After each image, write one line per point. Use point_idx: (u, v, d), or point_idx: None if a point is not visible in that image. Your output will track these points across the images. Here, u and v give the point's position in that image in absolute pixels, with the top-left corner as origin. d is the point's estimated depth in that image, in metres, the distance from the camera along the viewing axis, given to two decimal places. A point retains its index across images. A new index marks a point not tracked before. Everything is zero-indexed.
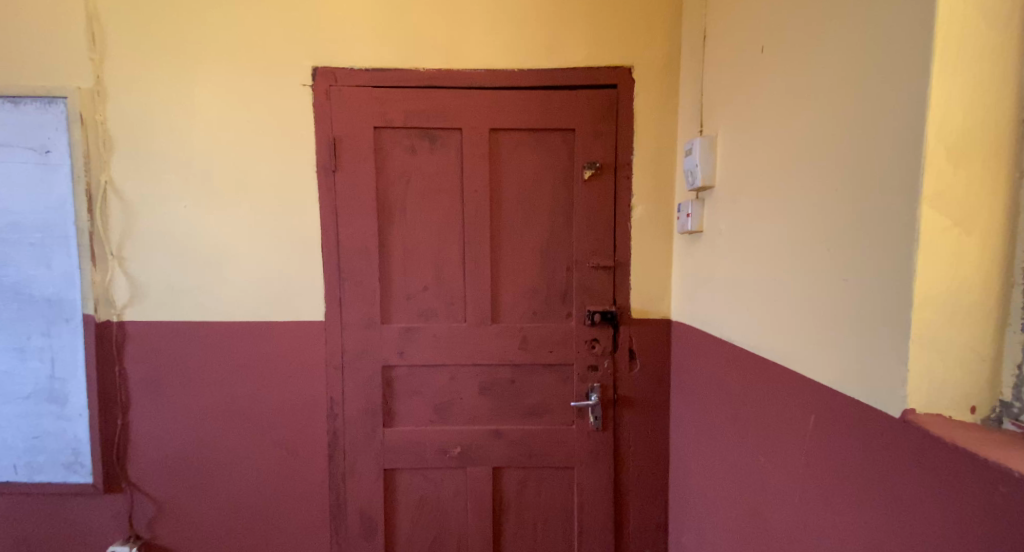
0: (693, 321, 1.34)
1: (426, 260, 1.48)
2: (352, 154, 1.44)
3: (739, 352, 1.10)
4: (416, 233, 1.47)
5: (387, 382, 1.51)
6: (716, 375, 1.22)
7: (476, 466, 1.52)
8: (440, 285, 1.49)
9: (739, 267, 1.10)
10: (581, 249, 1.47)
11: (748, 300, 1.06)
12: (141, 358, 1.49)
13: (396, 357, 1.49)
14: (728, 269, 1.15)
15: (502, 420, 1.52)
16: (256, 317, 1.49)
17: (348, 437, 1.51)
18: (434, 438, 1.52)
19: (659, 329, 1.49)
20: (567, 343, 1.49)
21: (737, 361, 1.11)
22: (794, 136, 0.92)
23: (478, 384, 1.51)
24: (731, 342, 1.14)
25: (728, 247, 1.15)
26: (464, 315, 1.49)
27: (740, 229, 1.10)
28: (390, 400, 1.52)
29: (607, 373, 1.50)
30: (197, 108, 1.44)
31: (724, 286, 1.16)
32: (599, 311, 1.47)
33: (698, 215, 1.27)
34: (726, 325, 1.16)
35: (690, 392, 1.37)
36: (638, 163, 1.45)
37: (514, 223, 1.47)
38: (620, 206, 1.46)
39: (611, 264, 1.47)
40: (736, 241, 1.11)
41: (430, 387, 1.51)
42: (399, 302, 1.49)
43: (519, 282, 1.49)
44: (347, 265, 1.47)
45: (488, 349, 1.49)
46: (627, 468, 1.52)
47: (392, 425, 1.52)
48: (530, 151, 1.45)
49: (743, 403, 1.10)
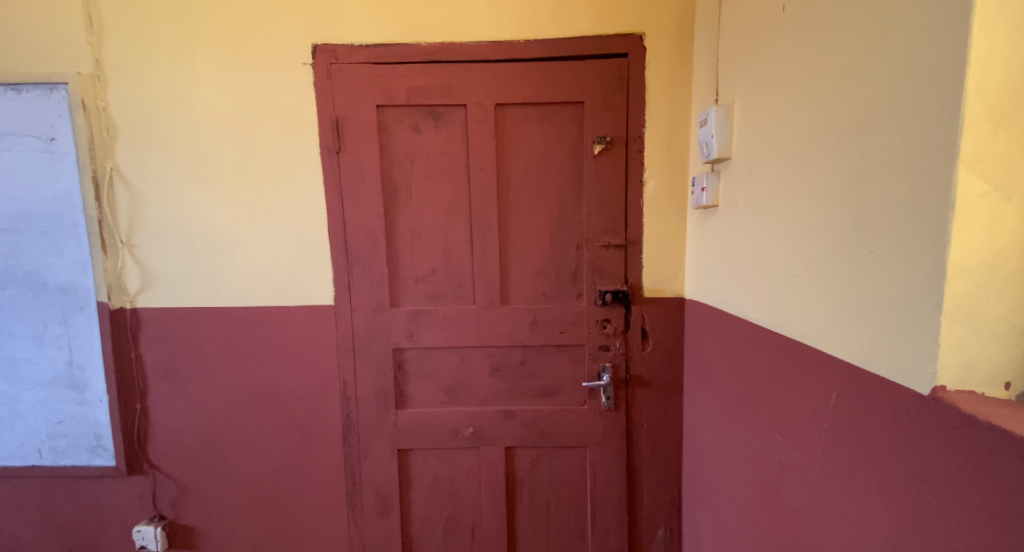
0: (708, 298, 1.31)
1: (433, 242, 1.46)
2: (356, 134, 1.40)
3: (756, 331, 1.07)
4: (422, 214, 1.45)
5: (398, 364, 1.51)
6: (730, 355, 1.19)
7: (488, 446, 1.52)
8: (448, 267, 1.47)
9: (756, 243, 1.06)
10: (591, 226, 1.43)
11: (766, 277, 1.03)
12: (156, 344, 1.51)
13: (406, 340, 1.49)
14: (745, 246, 1.11)
15: (513, 400, 1.51)
16: (266, 302, 1.49)
17: (362, 419, 1.52)
18: (446, 420, 1.52)
19: (672, 308, 1.46)
20: (578, 324, 1.46)
21: (754, 339, 1.08)
22: (817, 102, 0.87)
23: (489, 365, 1.50)
24: (747, 320, 1.11)
25: (745, 222, 1.11)
26: (473, 297, 1.47)
27: (757, 202, 1.05)
28: (401, 383, 1.51)
29: (619, 353, 1.47)
30: (199, 91, 1.42)
31: (741, 263, 1.13)
32: (611, 291, 1.44)
33: (714, 189, 1.22)
34: (743, 302, 1.12)
35: (705, 371, 1.34)
36: (650, 136, 1.39)
37: (522, 202, 1.44)
38: (631, 182, 1.41)
39: (622, 242, 1.43)
40: (753, 217, 1.07)
41: (441, 369, 1.51)
42: (407, 285, 1.48)
43: (529, 263, 1.46)
44: (354, 248, 1.45)
45: (499, 330, 1.48)
46: (641, 447, 1.51)
47: (405, 407, 1.53)
48: (537, 127, 1.41)
49: (760, 381, 1.07)
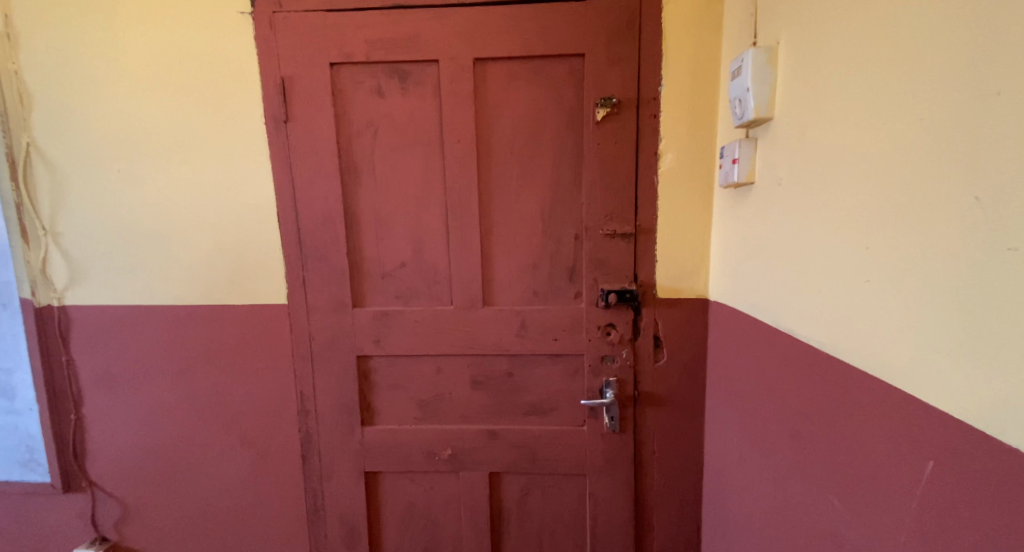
0: (739, 301, 1.04)
1: (400, 231, 1.21)
2: (305, 99, 1.15)
3: (805, 354, 0.80)
4: (388, 197, 1.20)
5: (364, 374, 1.28)
6: (768, 380, 0.93)
7: (470, 471, 1.30)
8: (420, 261, 1.22)
9: (810, 234, 0.78)
10: (593, 211, 1.16)
11: (823, 282, 0.75)
12: (89, 347, 1.31)
13: (372, 346, 1.25)
14: (793, 238, 0.83)
15: (499, 419, 1.28)
16: (210, 301, 1.28)
17: (323, 436, 1.31)
18: (420, 440, 1.29)
19: (693, 312, 1.19)
20: (576, 329, 1.21)
21: (802, 364, 0.81)
22: (921, 22, 0.57)
23: (470, 377, 1.26)
24: (794, 338, 0.83)
25: (794, 207, 0.82)
26: (450, 296, 1.23)
27: (814, 179, 0.77)
28: (368, 395, 1.29)
29: (626, 365, 1.22)
30: (122, 50, 1.19)
31: (788, 262, 0.85)
32: (616, 290, 1.18)
33: (749, 162, 0.94)
34: (789, 312, 0.85)
35: (733, 393, 1.08)
36: (667, 98, 1.11)
37: (509, 182, 1.17)
38: (643, 156, 1.14)
39: (631, 231, 1.16)
40: (807, 199, 0.78)
41: (414, 380, 1.28)
42: (372, 282, 1.24)
43: (517, 256, 1.20)
44: (308, 238, 1.21)
45: (480, 337, 1.23)
46: (651, 477, 1.26)
47: (372, 423, 1.31)
48: (526, 88, 1.14)
49: (811, 420, 0.80)
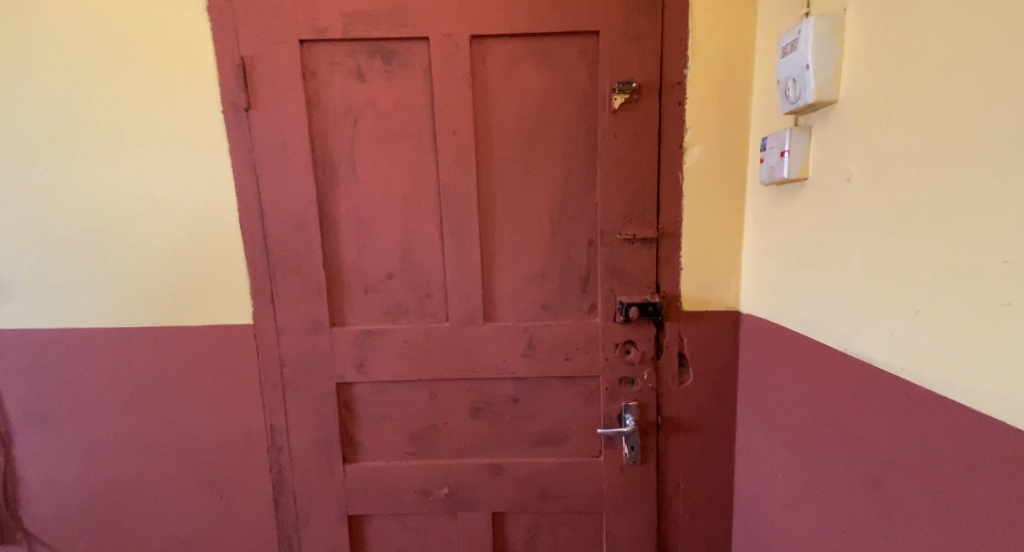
0: (780, 317, 0.91)
1: (385, 238, 1.04)
2: (271, 83, 0.98)
3: (891, 389, 0.66)
4: (370, 198, 1.02)
5: (346, 404, 1.11)
6: (826, 412, 0.79)
7: (470, 510, 1.14)
8: (410, 272, 1.05)
9: (903, 244, 0.63)
10: (609, 213, 1.01)
11: (926, 302, 0.60)
12: (16, 378, 1.11)
13: (355, 372, 1.08)
14: (872, 247, 0.67)
15: (503, 450, 1.12)
16: (161, 322, 1.08)
17: (299, 475, 1.13)
18: (412, 477, 1.13)
19: (722, 326, 1.05)
20: (590, 348, 1.06)
21: (883, 399, 0.67)
22: None
23: (470, 405, 1.10)
24: (872, 368, 0.69)
25: (875, 208, 0.67)
26: (444, 312, 1.06)
27: (912, 174, 0.61)
28: (351, 428, 1.12)
29: (647, 388, 1.07)
30: (45, 23, 0.99)
31: (862, 275, 0.69)
32: (637, 304, 1.03)
33: (801, 155, 0.79)
34: (868, 337, 0.69)
35: (774, 421, 0.94)
36: (695, 82, 0.96)
37: (511, 180, 1.02)
38: (666, 149, 0.99)
39: (653, 235, 1.01)
40: (898, 199, 0.63)
41: (404, 410, 1.11)
42: (352, 297, 1.06)
43: (522, 265, 1.05)
44: (276, 247, 1.03)
45: (481, 359, 1.07)
46: (676, 512, 1.12)
47: (355, 459, 1.14)
48: (531, 71, 0.98)
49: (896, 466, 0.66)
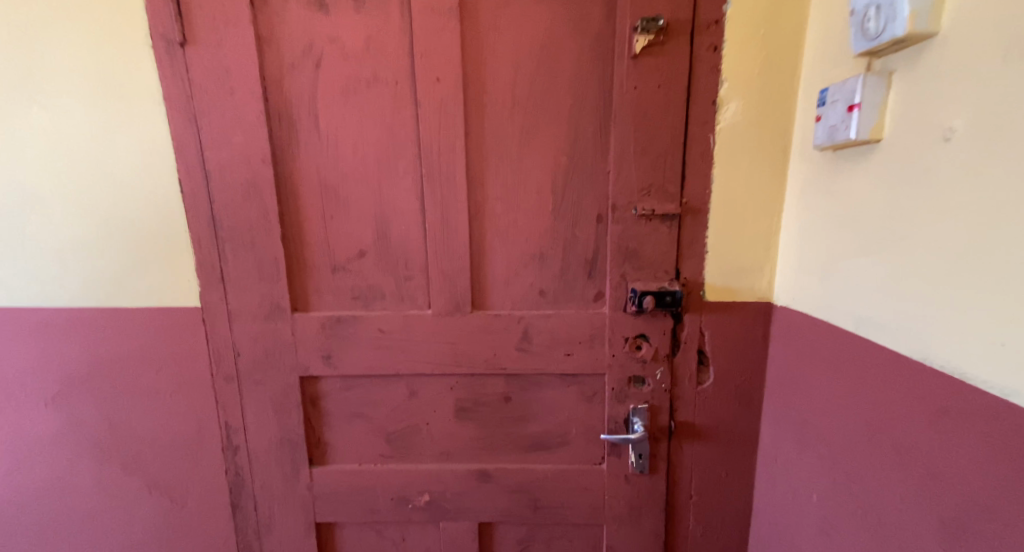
0: (825, 312, 0.76)
1: (354, 209, 0.87)
2: (212, 14, 0.79)
3: (999, 417, 0.51)
4: (335, 159, 0.85)
5: (312, 400, 0.96)
6: (888, 432, 0.65)
7: (454, 520, 1.01)
8: (384, 250, 0.88)
9: None
10: (624, 183, 0.85)
11: None
12: None
13: (321, 365, 0.93)
14: (981, 232, 0.52)
15: (492, 455, 0.98)
16: (93, 302, 0.92)
17: (260, 478, 1.00)
18: (387, 483, 1.00)
19: (751, 320, 0.90)
20: (596, 342, 0.91)
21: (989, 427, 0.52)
22: None
23: (455, 404, 0.96)
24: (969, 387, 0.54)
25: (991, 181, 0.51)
26: (425, 297, 0.91)
27: None
28: (318, 427, 0.98)
29: (659, 389, 0.93)
30: None
31: (962, 267, 0.54)
32: (652, 293, 0.87)
33: (877, 110, 0.63)
34: (969, 346, 0.54)
35: (811, 434, 0.80)
36: (736, 21, 0.78)
37: (506, 142, 0.84)
38: (696, 106, 0.81)
39: (675, 211, 0.85)
40: None
41: (379, 408, 0.96)
42: (316, 278, 0.90)
43: (517, 244, 0.88)
44: (224, 217, 0.86)
45: (469, 352, 0.92)
46: (686, 528, 0.99)
47: (323, 462, 1.00)
48: (534, 5, 0.80)
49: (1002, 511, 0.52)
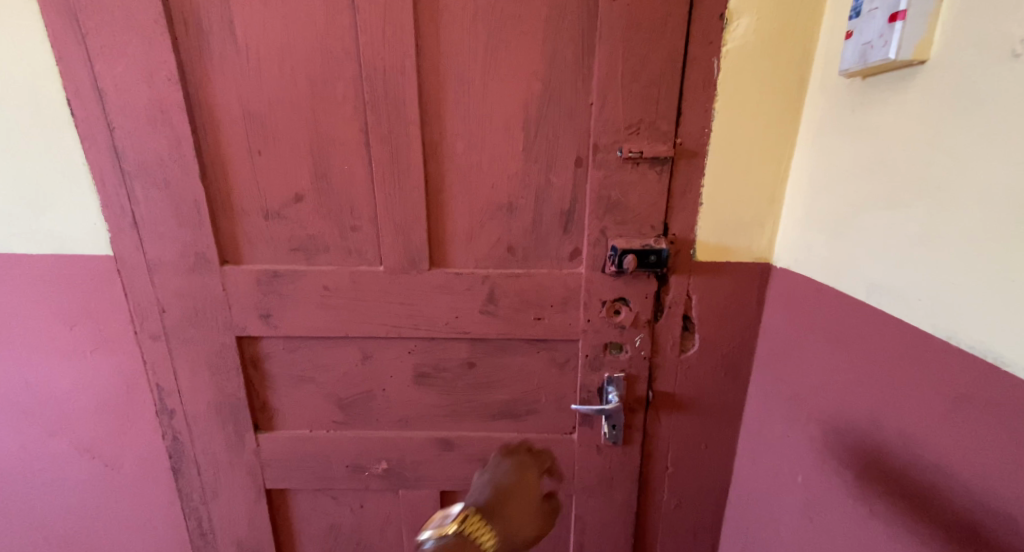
0: (831, 274, 0.66)
1: (286, 144, 0.73)
2: None
3: None
4: (260, 80, 0.70)
5: (253, 362, 0.86)
6: (895, 419, 0.57)
7: (414, 489, 0.94)
8: (325, 194, 0.75)
9: None
10: (609, 118, 0.71)
11: None
12: None
13: (258, 325, 0.82)
14: None
15: (455, 422, 0.90)
16: None
17: (201, 443, 0.91)
18: (342, 451, 0.92)
19: (745, 283, 0.80)
20: (570, 304, 0.80)
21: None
22: None
23: (413, 369, 0.86)
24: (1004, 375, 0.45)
25: None
26: (376, 251, 0.79)
27: None
28: (262, 391, 0.89)
29: (638, 357, 0.84)
30: None
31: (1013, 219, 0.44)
32: (635, 251, 0.76)
33: (926, 21, 0.51)
34: (1014, 321, 0.43)
35: (803, 412, 0.72)
36: None
37: (468, 65, 0.70)
38: (700, 22, 0.67)
39: (668, 153, 0.73)
40: None
41: (329, 372, 0.87)
42: (247, 225, 0.77)
43: (481, 190, 0.76)
44: (130, 150, 0.72)
45: (427, 313, 0.81)
46: (660, 499, 0.94)
47: (271, 427, 0.92)
48: None
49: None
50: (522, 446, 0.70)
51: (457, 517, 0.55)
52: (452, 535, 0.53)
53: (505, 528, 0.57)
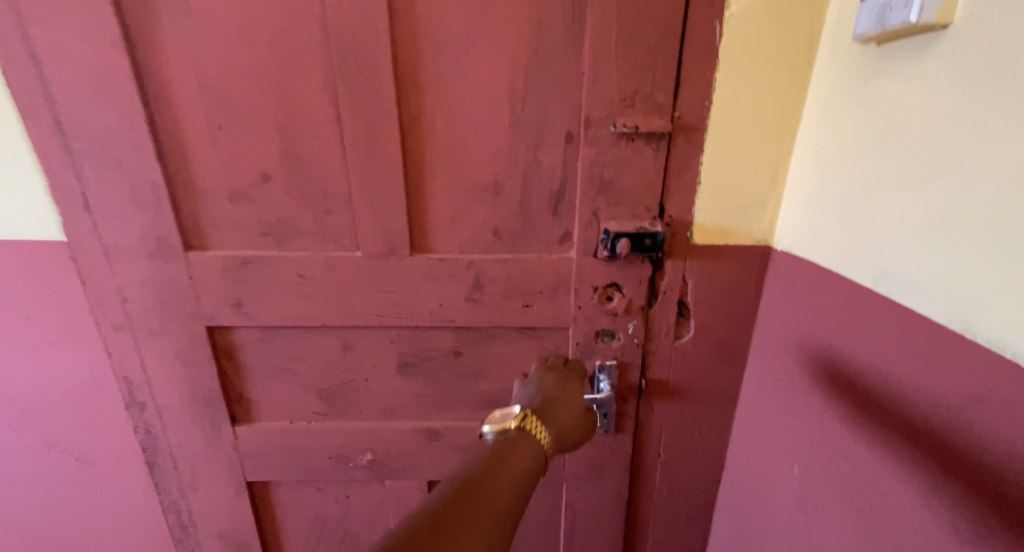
0: (834, 259, 0.62)
1: (251, 119, 0.67)
2: None
3: None
4: (218, 47, 0.63)
5: (226, 353, 0.81)
6: (896, 417, 0.53)
7: (400, 479, 0.91)
8: (295, 174, 0.70)
9: None
10: (601, 90, 0.66)
11: None
12: None
13: (228, 315, 0.77)
14: None
15: (442, 412, 0.87)
16: None
17: (176, 436, 0.87)
18: (323, 443, 0.88)
19: (743, 267, 0.76)
20: (561, 290, 0.76)
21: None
22: None
23: (397, 358, 0.82)
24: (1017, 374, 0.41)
25: None
26: (352, 236, 0.73)
27: None
28: (238, 383, 0.84)
29: (631, 344, 0.80)
30: None
31: None
32: (629, 234, 0.71)
33: None
34: None
35: (799, 402, 0.70)
36: None
37: (447, 31, 0.63)
38: None
39: (665, 129, 0.67)
40: None
41: (308, 363, 0.82)
42: (211, 209, 0.72)
43: (464, 169, 0.70)
44: (75, 125, 0.66)
45: (409, 300, 0.76)
46: (651, 485, 0.92)
47: (248, 419, 0.88)
48: None
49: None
50: (558, 360, 0.78)
51: (518, 414, 0.60)
52: (514, 430, 0.58)
53: (558, 425, 0.64)
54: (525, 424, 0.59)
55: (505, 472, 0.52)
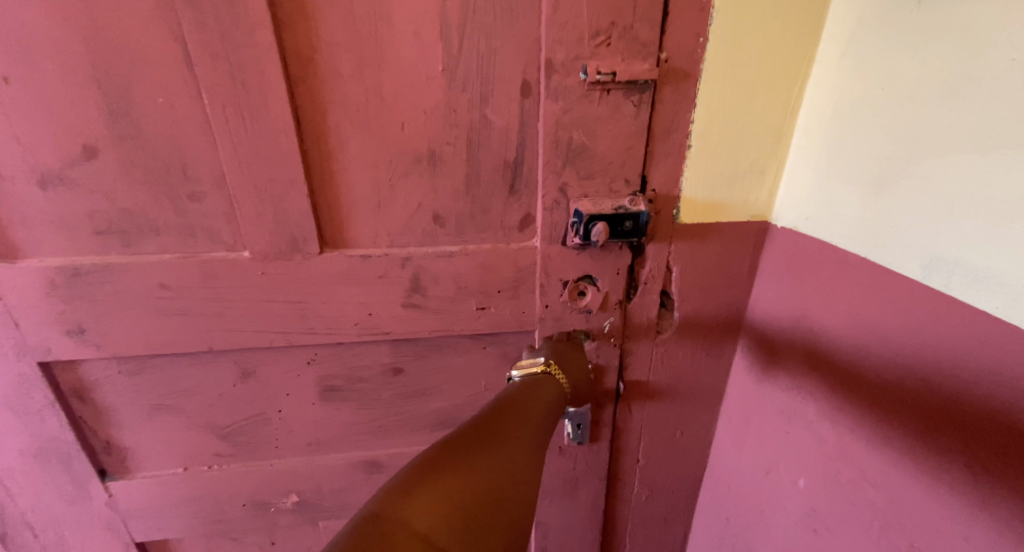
0: (859, 241, 0.49)
1: (53, 65, 0.45)
2: None
3: None
4: None
5: (76, 393, 0.61)
6: (950, 438, 0.43)
7: (334, 519, 0.75)
8: (137, 146, 0.49)
9: None
10: (565, 23, 0.48)
11: None
12: None
13: (67, 345, 0.56)
14: None
15: (380, 439, 0.70)
16: None
17: (24, 501, 0.66)
18: (230, 489, 0.70)
19: (738, 248, 0.63)
20: (521, 286, 0.60)
21: None
22: None
23: (315, 381, 0.64)
24: None
25: None
26: (234, 231, 0.54)
27: None
28: (101, 427, 0.64)
29: (608, 344, 0.66)
30: None
31: None
32: (607, 215, 0.56)
33: None
34: None
35: (807, 407, 0.59)
36: None
37: None
38: None
39: (649, 76, 0.51)
40: None
41: (195, 396, 0.63)
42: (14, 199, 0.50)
43: (383, 136, 0.52)
44: None
45: (324, 311, 0.58)
46: (629, 493, 0.81)
47: (125, 470, 0.68)
48: None
49: None
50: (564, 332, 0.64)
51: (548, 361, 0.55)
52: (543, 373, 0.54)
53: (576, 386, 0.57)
54: (551, 369, 0.55)
55: (542, 393, 0.51)
